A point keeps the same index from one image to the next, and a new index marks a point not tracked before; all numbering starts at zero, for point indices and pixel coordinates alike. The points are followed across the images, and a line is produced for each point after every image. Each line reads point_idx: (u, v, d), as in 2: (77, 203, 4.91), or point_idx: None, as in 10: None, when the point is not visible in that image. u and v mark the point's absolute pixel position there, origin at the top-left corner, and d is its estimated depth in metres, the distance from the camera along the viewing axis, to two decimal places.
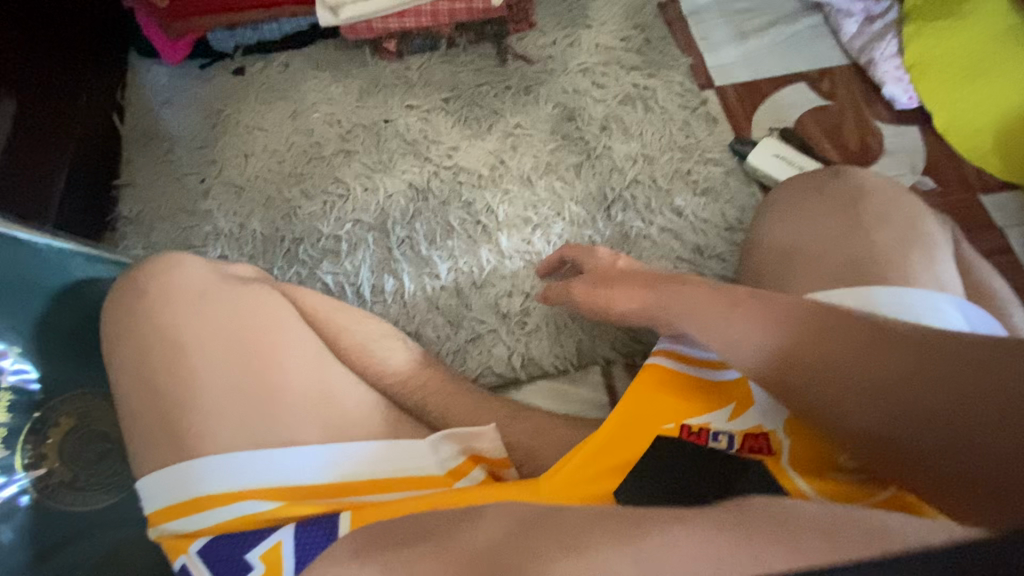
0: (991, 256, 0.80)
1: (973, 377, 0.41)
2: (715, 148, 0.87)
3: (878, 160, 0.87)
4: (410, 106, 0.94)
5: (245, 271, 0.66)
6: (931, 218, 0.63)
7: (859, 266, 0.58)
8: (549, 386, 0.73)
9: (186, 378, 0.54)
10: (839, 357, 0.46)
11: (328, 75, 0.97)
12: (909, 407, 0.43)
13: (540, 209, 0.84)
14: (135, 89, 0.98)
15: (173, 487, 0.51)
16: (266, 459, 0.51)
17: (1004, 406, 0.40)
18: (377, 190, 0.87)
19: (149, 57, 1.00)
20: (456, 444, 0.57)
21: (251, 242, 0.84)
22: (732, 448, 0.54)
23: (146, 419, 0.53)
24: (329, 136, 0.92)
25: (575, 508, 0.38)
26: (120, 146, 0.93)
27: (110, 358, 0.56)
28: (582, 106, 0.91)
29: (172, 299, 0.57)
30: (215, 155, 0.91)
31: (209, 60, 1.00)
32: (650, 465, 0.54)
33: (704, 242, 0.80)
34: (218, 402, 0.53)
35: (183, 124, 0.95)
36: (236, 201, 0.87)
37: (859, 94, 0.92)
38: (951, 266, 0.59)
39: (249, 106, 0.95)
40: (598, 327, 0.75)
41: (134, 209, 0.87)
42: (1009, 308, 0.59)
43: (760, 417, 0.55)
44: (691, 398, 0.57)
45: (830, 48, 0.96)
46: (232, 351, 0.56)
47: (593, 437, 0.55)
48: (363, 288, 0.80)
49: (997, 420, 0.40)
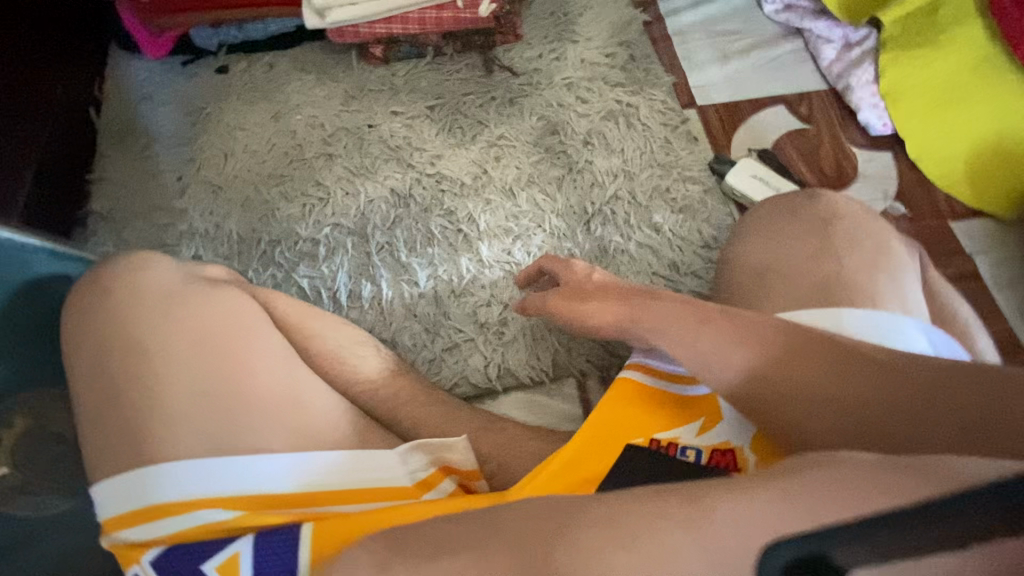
0: (958, 281, 0.82)
1: (934, 397, 0.43)
2: (694, 166, 0.88)
3: (853, 184, 0.89)
4: (394, 112, 0.93)
5: (218, 273, 0.65)
6: (900, 243, 0.64)
7: (829, 288, 0.59)
8: (524, 398, 0.73)
9: (149, 381, 0.52)
10: (799, 377, 0.47)
11: (313, 78, 0.97)
12: (874, 426, 0.44)
13: (520, 220, 0.84)
14: (114, 83, 0.96)
15: (130, 493, 0.49)
16: (230, 467, 0.50)
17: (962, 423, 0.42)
18: (357, 195, 0.86)
19: (130, 51, 0.98)
20: (427, 455, 0.56)
21: (227, 243, 0.82)
22: (699, 462, 0.55)
23: (106, 422, 0.52)
24: (311, 139, 0.91)
25: None
26: (96, 140, 0.91)
27: (72, 358, 0.55)
28: (566, 120, 0.92)
29: (139, 299, 0.56)
30: (194, 153, 0.90)
31: (191, 57, 0.98)
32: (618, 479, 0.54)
33: (681, 259, 0.81)
34: (182, 408, 0.52)
35: (163, 121, 0.93)
36: (213, 200, 0.86)
37: (836, 120, 0.94)
38: (918, 291, 0.60)
39: (231, 105, 0.94)
40: (575, 340, 0.76)
41: (107, 205, 0.85)
42: (973, 333, 0.60)
43: (728, 434, 0.55)
44: (661, 412, 0.57)
45: (809, 73, 0.98)
46: (199, 355, 0.54)
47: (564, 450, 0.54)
48: (340, 293, 0.79)
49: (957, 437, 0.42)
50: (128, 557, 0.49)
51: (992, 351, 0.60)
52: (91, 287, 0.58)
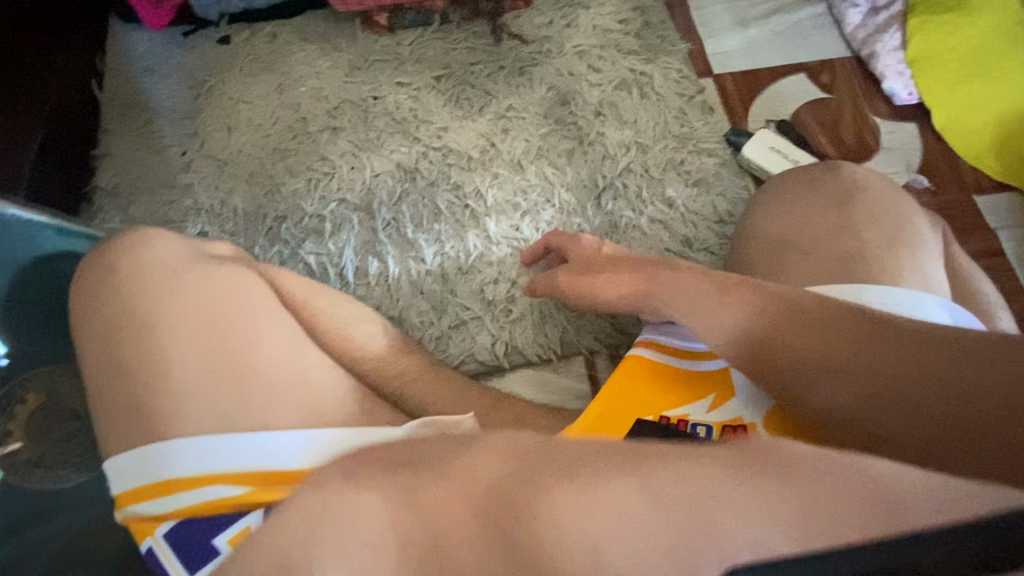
0: (981, 258, 0.79)
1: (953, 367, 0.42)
2: (710, 138, 0.85)
3: (874, 157, 0.85)
4: (400, 83, 0.91)
5: (223, 250, 0.65)
6: (923, 219, 0.62)
7: (848, 264, 0.57)
8: (532, 376, 0.73)
9: (158, 359, 0.53)
10: (809, 348, 0.46)
11: (317, 48, 0.94)
12: (881, 394, 0.43)
13: (529, 195, 0.82)
14: (115, 56, 0.94)
15: (142, 468, 0.50)
16: (241, 442, 0.51)
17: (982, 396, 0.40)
18: (363, 170, 0.85)
19: (131, 21, 0.96)
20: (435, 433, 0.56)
21: (232, 219, 0.82)
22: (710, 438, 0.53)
23: (118, 398, 0.52)
24: (316, 112, 0.89)
25: None
26: (99, 114, 0.90)
27: (82, 336, 0.55)
28: (577, 91, 0.89)
29: (147, 278, 0.57)
30: (197, 127, 0.89)
31: (193, 27, 0.96)
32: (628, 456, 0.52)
33: (693, 234, 0.79)
34: (190, 385, 0.52)
35: (165, 94, 0.92)
36: (218, 175, 0.85)
37: (859, 88, 0.90)
38: (940, 268, 0.58)
39: (234, 77, 0.92)
40: (584, 318, 0.75)
41: (112, 180, 0.85)
42: (995, 312, 0.58)
43: (741, 409, 0.54)
44: (670, 390, 0.56)
45: (832, 39, 0.94)
46: (206, 333, 0.55)
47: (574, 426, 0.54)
48: (347, 270, 0.78)
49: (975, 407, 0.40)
50: (144, 529, 0.50)
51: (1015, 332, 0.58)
52: (100, 265, 0.58)
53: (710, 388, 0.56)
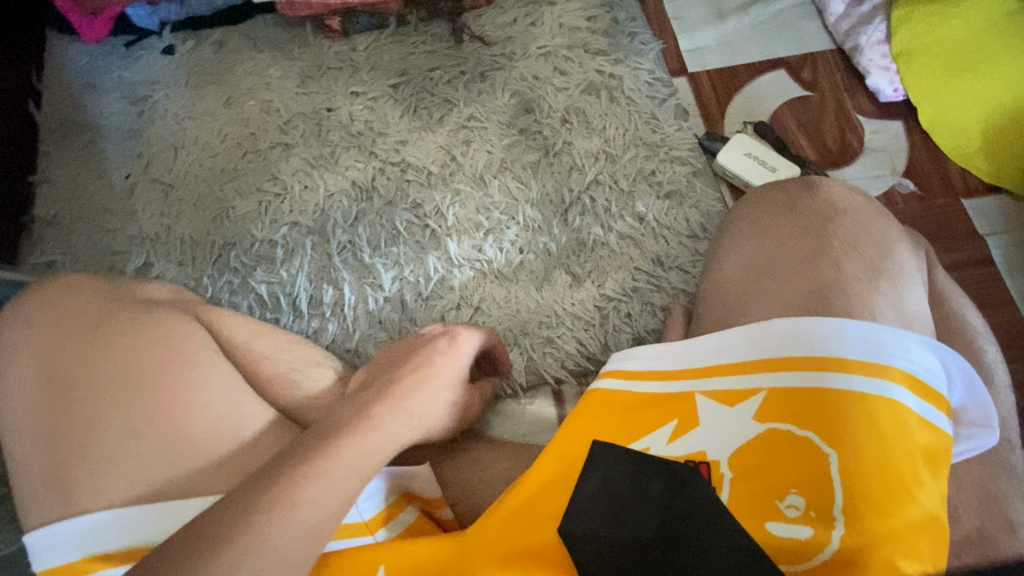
0: (969, 267, 0.75)
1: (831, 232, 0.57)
2: (682, 145, 0.81)
3: (858, 160, 0.81)
4: (355, 93, 0.86)
5: (161, 292, 0.61)
6: (903, 239, 0.58)
7: (824, 295, 0.52)
8: (497, 409, 0.69)
9: (84, 423, 0.50)
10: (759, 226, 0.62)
11: (267, 56, 0.88)
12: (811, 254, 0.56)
13: (492, 213, 0.78)
14: (52, 71, 0.89)
15: (64, 547, 0.47)
16: (172, 517, 0.48)
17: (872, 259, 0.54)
18: (317, 189, 0.80)
19: (68, 33, 0.90)
20: (390, 483, 0.54)
21: (179, 248, 0.77)
22: None
23: (44, 467, 0.49)
24: (267, 127, 0.84)
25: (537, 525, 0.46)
26: (37, 136, 0.85)
27: (4, 398, 0.52)
28: (542, 96, 0.84)
29: (71, 333, 0.53)
30: (142, 148, 0.84)
31: (134, 38, 0.90)
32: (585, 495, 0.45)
33: (665, 251, 0.75)
34: (118, 451, 0.49)
35: (107, 112, 0.86)
36: (164, 200, 0.80)
37: (843, 85, 0.85)
38: (921, 295, 0.54)
39: (180, 91, 0.87)
40: (551, 344, 0.71)
41: (51, 209, 0.80)
42: (979, 341, 0.55)
43: (704, 443, 0.48)
44: (629, 420, 0.52)
45: (814, 31, 0.88)
46: (133, 390, 0.51)
47: (533, 478, 0.51)
48: (300, 300, 0.74)
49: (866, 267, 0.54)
50: None
51: (1002, 362, 0.55)
52: (21, 321, 0.54)
53: (672, 413, 0.51)
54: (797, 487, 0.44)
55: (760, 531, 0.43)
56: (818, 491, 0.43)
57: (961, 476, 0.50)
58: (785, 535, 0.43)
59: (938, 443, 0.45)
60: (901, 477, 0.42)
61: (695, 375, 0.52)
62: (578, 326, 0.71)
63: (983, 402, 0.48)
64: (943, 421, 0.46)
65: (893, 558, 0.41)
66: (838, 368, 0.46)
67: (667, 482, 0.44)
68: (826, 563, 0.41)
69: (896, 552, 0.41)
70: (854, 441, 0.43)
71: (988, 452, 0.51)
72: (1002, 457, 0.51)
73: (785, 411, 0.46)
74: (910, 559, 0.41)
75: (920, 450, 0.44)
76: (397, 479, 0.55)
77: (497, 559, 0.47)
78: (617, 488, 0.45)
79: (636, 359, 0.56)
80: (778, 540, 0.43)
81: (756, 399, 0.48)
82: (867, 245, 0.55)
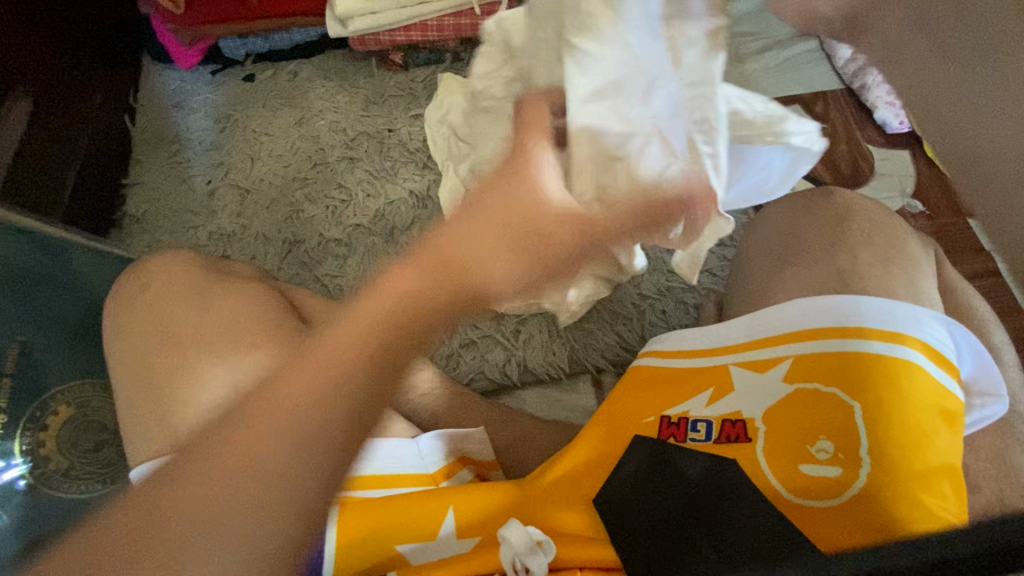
0: (976, 279, 0.83)
1: (833, 230, 0.62)
2: None
3: (869, 183, 0.89)
4: (416, 116, 0.85)
5: (243, 269, 0.66)
6: (916, 239, 0.64)
7: (843, 277, 0.57)
8: (540, 394, 0.74)
9: (183, 372, 0.55)
10: (787, 247, 0.63)
11: (335, 84, 0.89)
12: (827, 260, 0.59)
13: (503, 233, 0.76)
14: (146, 91, 0.93)
15: (166, 477, 0.52)
16: None
17: (887, 252, 0.60)
18: (378, 197, 0.82)
19: (160, 60, 0.95)
20: (447, 444, 0.58)
21: (251, 244, 0.82)
22: (710, 437, 0.52)
23: (145, 411, 0.55)
24: (333, 144, 0.85)
25: (481, 495, 0.53)
26: (131, 147, 0.90)
27: (113, 351, 0.58)
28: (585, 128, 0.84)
29: (173, 296, 0.58)
30: (222, 157, 0.87)
31: (220, 67, 0.93)
32: (629, 466, 0.53)
33: None
34: (214, 396, 0.54)
35: (196, 128, 0.90)
36: (241, 203, 0.84)
37: (853, 118, 0.93)
38: (933, 284, 0.60)
39: (258, 112, 0.89)
40: (591, 335, 0.76)
41: (139, 208, 0.86)
42: (986, 327, 0.61)
43: (740, 403, 0.53)
44: (667, 391, 0.56)
45: (826, 72, 0.96)
46: (227, 349, 0.56)
47: (573, 448, 0.55)
48: (361, 291, 0.78)
49: (881, 257, 0.59)
50: None
51: (1009, 346, 0.61)
52: (135, 283, 0.60)
53: (707, 382, 0.55)
54: (825, 433, 0.49)
55: (791, 473, 0.49)
56: (843, 437, 0.49)
57: (979, 446, 0.55)
58: (816, 475, 0.48)
59: (953, 405, 0.50)
60: (920, 425, 0.48)
61: (726, 349, 0.57)
62: (616, 321, 0.76)
63: (993, 374, 0.54)
64: (954, 386, 0.51)
65: (918, 496, 0.46)
66: (858, 336, 0.52)
67: (703, 464, 0.51)
68: (853, 498, 0.47)
69: (919, 489, 0.46)
70: (874, 394, 0.49)
71: (1007, 423, 0.56)
72: (1017, 429, 0.56)
73: (810, 372, 0.52)
74: (931, 495, 0.46)
75: (939, 408, 0.49)
76: (454, 440, 0.59)
77: (558, 504, 0.53)
78: (659, 466, 0.52)
79: (674, 339, 0.59)
80: (807, 479, 0.48)
81: (784, 365, 0.53)
82: (888, 241, 0.61)
